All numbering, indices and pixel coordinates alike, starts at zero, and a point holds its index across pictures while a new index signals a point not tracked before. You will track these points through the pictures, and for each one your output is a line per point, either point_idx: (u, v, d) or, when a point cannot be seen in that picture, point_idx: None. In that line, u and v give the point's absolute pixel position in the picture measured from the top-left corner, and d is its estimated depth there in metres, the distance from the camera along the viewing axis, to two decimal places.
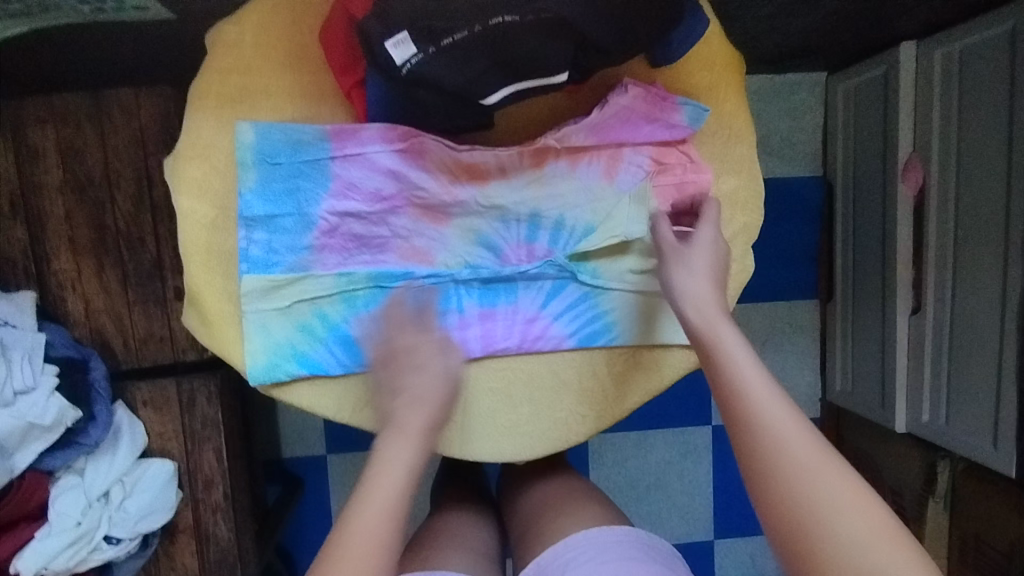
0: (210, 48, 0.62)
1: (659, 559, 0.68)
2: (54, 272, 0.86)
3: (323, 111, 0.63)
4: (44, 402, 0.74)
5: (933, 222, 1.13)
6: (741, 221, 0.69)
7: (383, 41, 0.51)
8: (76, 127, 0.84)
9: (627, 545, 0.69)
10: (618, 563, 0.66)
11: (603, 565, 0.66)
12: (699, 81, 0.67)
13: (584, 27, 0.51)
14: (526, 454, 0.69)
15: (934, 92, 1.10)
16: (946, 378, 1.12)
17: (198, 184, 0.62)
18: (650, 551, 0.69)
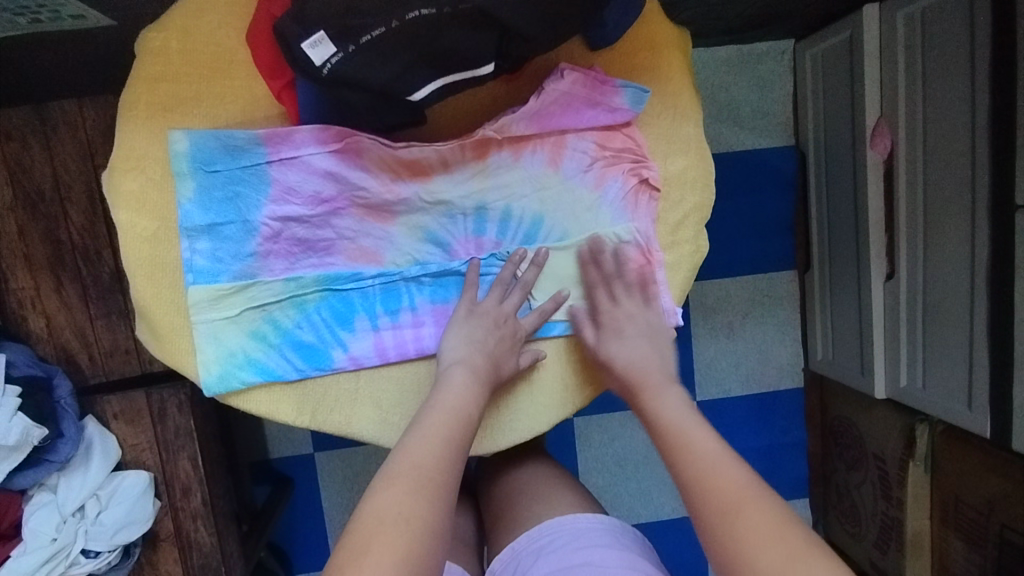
0: (137, 57, 0.61)
1: (630, 546, 0.69)
2: (13, 290, 0.85)
3: (258, 115, 0.62)
4: (7, 422, 0.73)
5: (902, 187, 1.12)
6: (693, 200, 0.68)
7: (301, 42, 0.50)
8: (22, 143, 0.83)
9: (599, 532, 0.70)
10: (589, 550, 0.67)
11: (576, 553, 0.67)
12: (640, 60, 0.65)
13: (506, 16, 0.50)
14: (487, 448, 0.68)
15: (898, 54, 1.08)
16: (921, 342, 1.12)
17: (136, 197, 0.62)
18: (621, 539, 0.69)
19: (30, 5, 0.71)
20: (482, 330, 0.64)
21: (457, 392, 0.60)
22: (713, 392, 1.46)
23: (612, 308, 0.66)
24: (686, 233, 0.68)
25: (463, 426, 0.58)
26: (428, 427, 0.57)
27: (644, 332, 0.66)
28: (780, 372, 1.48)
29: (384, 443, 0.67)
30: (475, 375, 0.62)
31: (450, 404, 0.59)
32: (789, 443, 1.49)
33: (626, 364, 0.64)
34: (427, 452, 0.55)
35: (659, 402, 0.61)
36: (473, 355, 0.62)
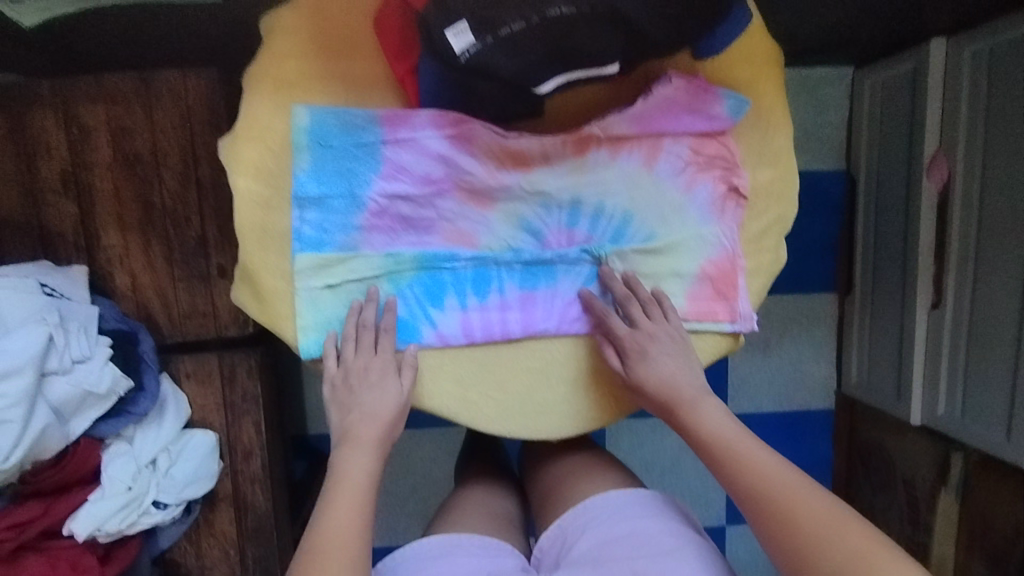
0: (268, 33, 0.64)
1: (674, 516, 0.72)
2: (103, 248, 0.89)
3: (375, 96, 0.65)
4: (99, 370, 0.77)
5: (956, 217, 1.14)
6: (776, 211, 0.71)
7: (443, 30, 0.53)
8: (125, 107, 0.86)
9: (643, 503, 0.73)
10: (634, 522, 0.70)
11: (621, 524, 0.70)
12: (739, 74, 0.68)
13: (637, 18, 0.53)
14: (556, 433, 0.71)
15: (963, 89, 1.11)
16: (963, 371, 1.14)
17: (255, 165, 0.65)
18: (665, 510, 0.72)
19: None
20: (360, 390, 0.65)
21: (360, 457, 0.62)
22: (745, 406, 1.47)
23: (635, 330, 0.67)
24: (768, 242, 0.71)
25: (369, 491, 0.60)
26: (341, 495, 0.59)
27: (669, 349, 0.67)
28: (811, 392, 1.49)
29: (461, 421, 0.70)
30: (353, 444, 0.63)
31: (349, 474, 0.61)
32: (815, 463, 1.51)
33: (661, 384, 0.66)
34: (343, 521, 0.57)
35: (698, 416, 0.64)
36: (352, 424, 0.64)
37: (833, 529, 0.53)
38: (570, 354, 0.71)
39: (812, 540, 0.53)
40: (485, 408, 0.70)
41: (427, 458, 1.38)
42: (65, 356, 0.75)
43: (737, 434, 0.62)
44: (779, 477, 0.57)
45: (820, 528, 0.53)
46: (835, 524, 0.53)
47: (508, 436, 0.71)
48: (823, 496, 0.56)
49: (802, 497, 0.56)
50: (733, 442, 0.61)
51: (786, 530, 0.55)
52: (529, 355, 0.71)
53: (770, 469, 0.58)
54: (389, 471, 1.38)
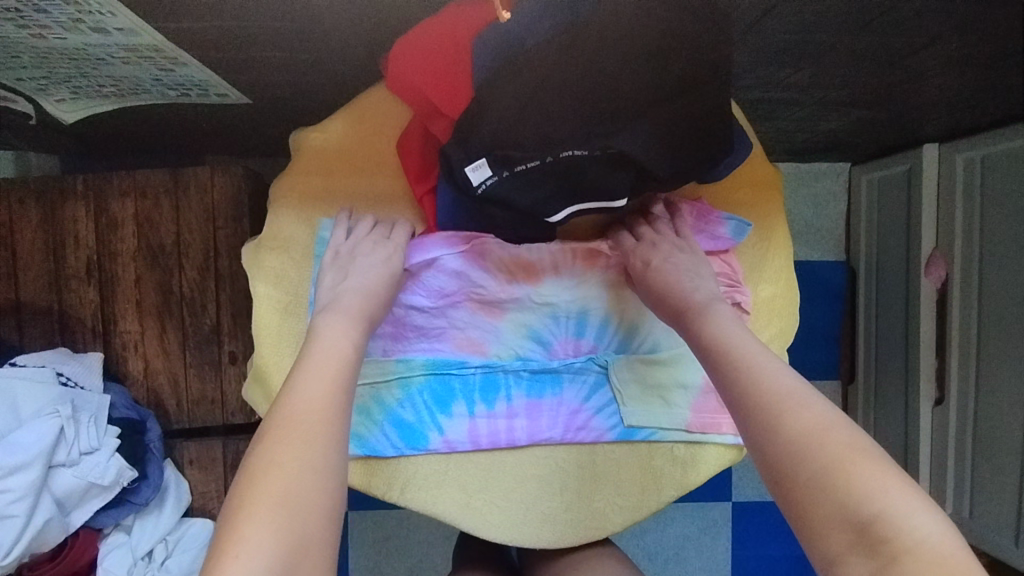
0: (296, 152, 0.68)
1: None
2: (120, 333, 0.91)
3: (394, 210, 0.68)
4: (105, 462, 0.77)
5: (955, 316, 1.16)
6: (779, 326, 0.72)
7: (463, 166, 0.57)
8: (153, 200, 0.90)
9: None
10: None
11: None
12: (740, 197, 0.72)
13: (646, 161, 0.56)
14: (555, 541, 0.71)
15: (957, 195, 1.15)
16: (969, 473, 1.13)
17: (275, 273, 0.68)
18: None
19: (186, 84, 0.83)
20: (364, 260, 0.64)
21: (345, 327, 0.59)
22: (749, 495, 1.44)
23: (640, 244, 0.68)
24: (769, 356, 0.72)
25: (351, 362, 0.57)
26: (322, 359, 0.56)
27: (677, 257, 0.66)
28: None
29: (464, 527, 0.70)
30: (337, 316, 0.60)
31: (325, 347, 0.57)
32: None
33: (675, 283, 0.64)
34: (323, 387, 0.53)
35: (703, 318, 0.60)
36: (343, 298, 0.61)
37: (821, 437, 0.47)
38: (574, 462, 0.72)
39: (799, 436, 0.47)
40: (488, 514, 0.70)
41: (426, 540, 1.35)
42: (74, 448, 0.75)
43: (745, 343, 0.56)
44: (773, 383, 0.52)
45: (806, 433, 0.47)
46: (823, 434, 0.47)
47: (511, 544, 0.71)
48: (824, 404, 0.49)
49: (795, 406, 0.49)
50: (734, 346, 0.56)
51: (776, 423, 0.49)
52: (533, 462, 0.71)
53: (767, 378, 0.52)
54: (386, 553, 1.35)
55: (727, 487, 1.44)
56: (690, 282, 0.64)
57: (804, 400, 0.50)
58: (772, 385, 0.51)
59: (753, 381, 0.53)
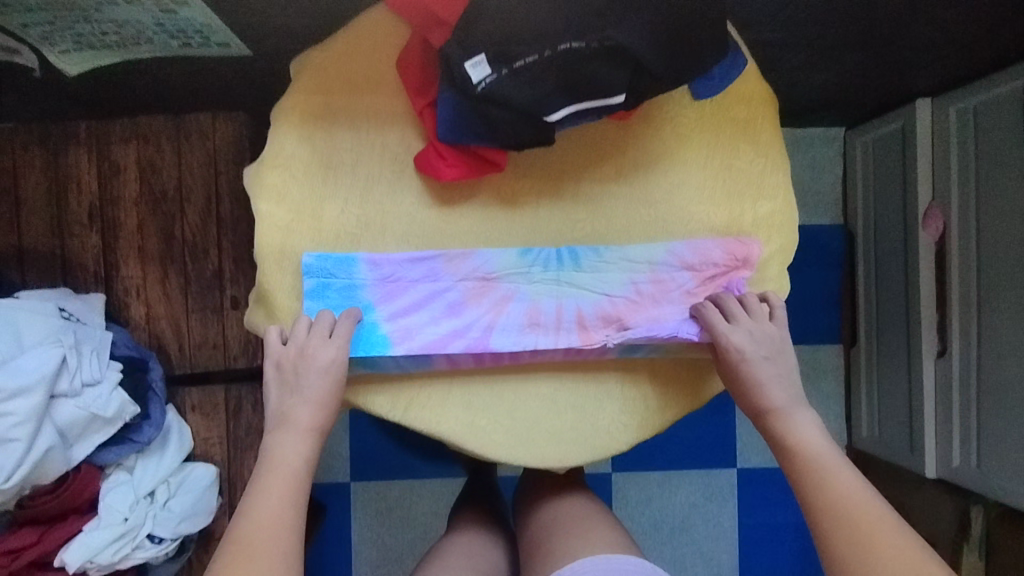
0: (297, 73, 0.69)
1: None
2: (122, 279, 0.91)
3: (395, 128, 0.69)
4: (108, 394, 0.77)
5: (955, 265, 1.16)
6: (778, 242, 0.73)
7: (463, 62, 0.58)
8: (155, 146, 0.91)
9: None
10: None
11: None
12: (736, 113, 0.72)
13: (643, 54, 0.57)
14: (561, 461, 0.71)
15: (951, 144, 1.16)
16: (976, 420, 1.12)
17: (277, 191, 0.68)
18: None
19: (187, 30, 0.84)
20: (308, 372, 0.64)
21: (296, 440, 0.62)
22: (755, 461, 1.43)
23: (729, 330, 0.67)
24: (770, 273, 0.73)
25: (304, 478, 0.60)
26: (275, 478, 0.59)
27: (763, 343, 0.67)
28: None
29: (469, 447, 0.70)
30: (290, 433, 0.62)
31: (285, 464, 0.60)
32: None
33: (758, 385, 0.66)
34: (275, 508, 0.57)
35: (788, 423, 0.64)
36: (300, 413, 0.63)
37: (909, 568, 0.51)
38: (577, 380, 0.72)
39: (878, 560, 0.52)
40: (492, 433, 0.70)
41: (428, 509, 1.34)
42: (76, 377, 0.75)
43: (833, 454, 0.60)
44: (862, 504, 0.56)
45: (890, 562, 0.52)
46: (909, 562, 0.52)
47: (516, 464, 0.71)
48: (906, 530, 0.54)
49: (876, 529, 0.54)
50: (822, 456, 0.61)
51: (853, 541, 0.54)
52: (537, 381, 0.71)
53: (854, 491, 0.57)
54: (388, 523, 1.33)
55: (732, 453, 1.43)
56: (769, 376, 0.66)
57: (884, 524, 0.54)
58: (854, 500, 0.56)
59: (835, 496, 0.57)
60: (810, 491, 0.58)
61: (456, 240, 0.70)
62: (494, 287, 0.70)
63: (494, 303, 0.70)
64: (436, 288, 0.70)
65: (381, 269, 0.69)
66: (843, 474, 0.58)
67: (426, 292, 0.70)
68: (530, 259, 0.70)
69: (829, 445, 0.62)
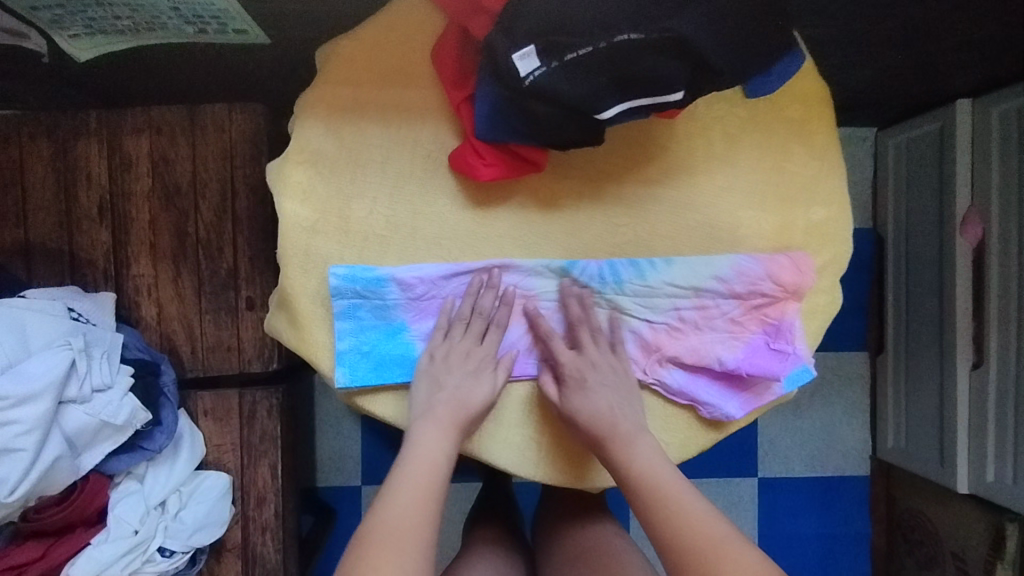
0: (324, 62, 0.65)
1: None
2: (132, 277, 0.87)
3: (428, 124, 0.65)
4: (118, 401, 0.73)
5: (994, 273, 1.12)
6: (829, 251, 0.69)
7: (510, 53, 0.54)
8: (169, 138, 0.87)
9: None
10: None
11: None
12: (790, 113, 0.68)
13: (704, 47, 0.53)
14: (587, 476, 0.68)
15: (993, 147, 1.11)
16: (1014, 434, 1.08)
17: (302, 189, 0.64)
18: None
19: (204, 16, 0.79)
20: (456, 374, 0.63)
21: (436, 439, 0.61)
22: (777, 471, 1.41)
23: (575, 358, 0.65)
24: (823, 282, 0.69)
25: (442, 477, 0.60)
26: (414, 474, 0.59)
27: (610, 381, 0.65)
28: (846, 455, 1.43)
29: (501, 464, 0.67)
30: (440, 429, 0.62)
31: (427, 457, 0.60)
32: (851, 534, 1.42)
33: (592, 416, 0.63)
34: (415, 505, 0.57)
35: (631, 452, 0.61)
36: (446, 410, 0.62)
37: None
38: None
39: None
40: (525, 450, 0.67)
41: (441, 516, 1.30)
42: (85, 383, 0.71)
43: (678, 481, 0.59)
44: (709, 534, 0.55)
45: None
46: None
47: (551, 481, 0.68)
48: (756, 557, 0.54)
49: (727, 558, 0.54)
50: (665, 488, 0.59)
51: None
52: None
53: (701, 523, 0.56)
54: None
55: (753, 461, 1.41)
56: (614, 408, 0.64)
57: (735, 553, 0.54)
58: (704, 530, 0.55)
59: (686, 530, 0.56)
60: (658, 527, 0.57)
61: (491, 244, 0.66)
62: (532, 307, 0.67)
63: (530, 325, 0.67)
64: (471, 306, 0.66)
65: (413, 286, 0.65)
66: (695, 506, 0.57)
67: (461, 310, 0.66)
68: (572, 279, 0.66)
69: (670, 471, 0.60)
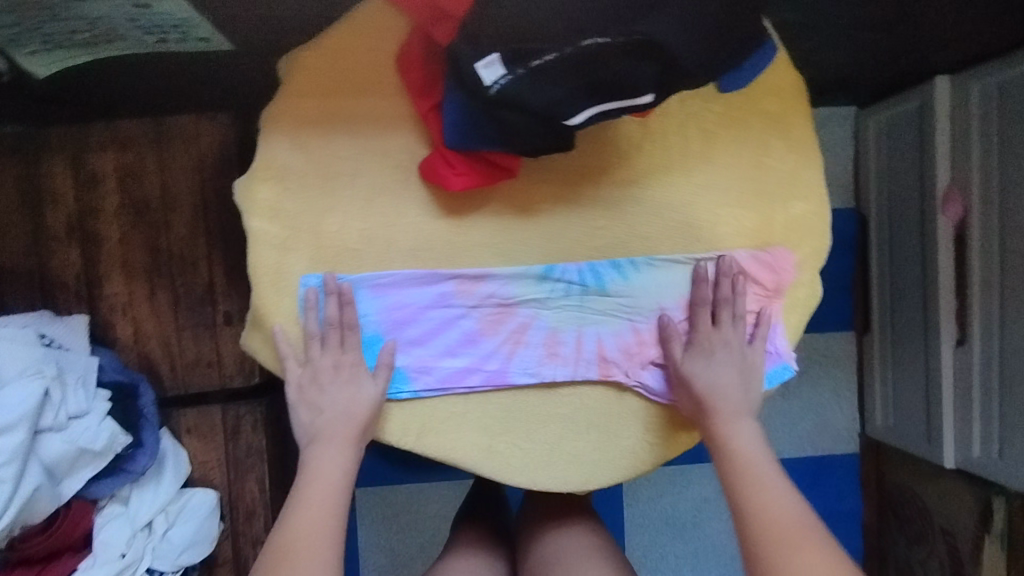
0: (285, 72, 0.63)
1: None
2: (106, 297, 0.85)
3: (396, 134, 0.63)
4: (96, 426, 0.72)
5: (976, 251, 1.12)
6: (810, 245, 0.68)
7: (475, 63, 0.52)
8: (136, 153, 0.85)
9: None
10: None
11: None
12: (765, 107, 0.67)
13: (675, 49, 0.51)
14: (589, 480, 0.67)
15: (974, 124, 1.11)
16: (998, 411, 1.09)
17: (271, 206, 0.63)
18: None
19: (163, 25, 0.76)
20: (328, 391, 0.62)
21: (333, 454, 0.61)
22: None
23: (710, 330, 0.65)
24: (803, 277, 0.68)
25: (339, 490, 0.59)
26: (314, 489, 0.59)
27: (733, 360, 0.65)
28: (834, 434, 1.44)
29: (486, 473, 0.66)
30: (330, 445, 0.61)
31: (325, 474, 0.60)
32: (841, 512, 1.44)
33: (709, 388, 0.64)
34: (313, 520, 0.57)
35: (733, 431, 0.62)
36: (337, 424, 0.62)
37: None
38: (599, 400, 0.67)
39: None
40: (510, 457, 0.66)
41: (435, 515, 1.31)
42: (61, 411, 0.71)
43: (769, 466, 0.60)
44: (791, 520, 0.55)
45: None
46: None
47: (538, 487, 0.67)
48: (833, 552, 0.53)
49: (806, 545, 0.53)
50: (759, 470, 0.59)
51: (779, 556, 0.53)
52: (557, 402, 0.67)
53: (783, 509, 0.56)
54: (395, 530, 1.30)
55: None
56: (727, 386, 0.64)
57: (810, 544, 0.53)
58: (787, 517, 0.55)
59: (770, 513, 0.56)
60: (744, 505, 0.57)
61: (468, 254, 0.64)
62: (512, 315, 0.66)
63: (511, 333, 0.65)
64: (448, 316, 0.65)
65: (390, 297, 0.64)
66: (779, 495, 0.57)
67: (439, 320, 0.65)
68: (549, 284, 0.65)
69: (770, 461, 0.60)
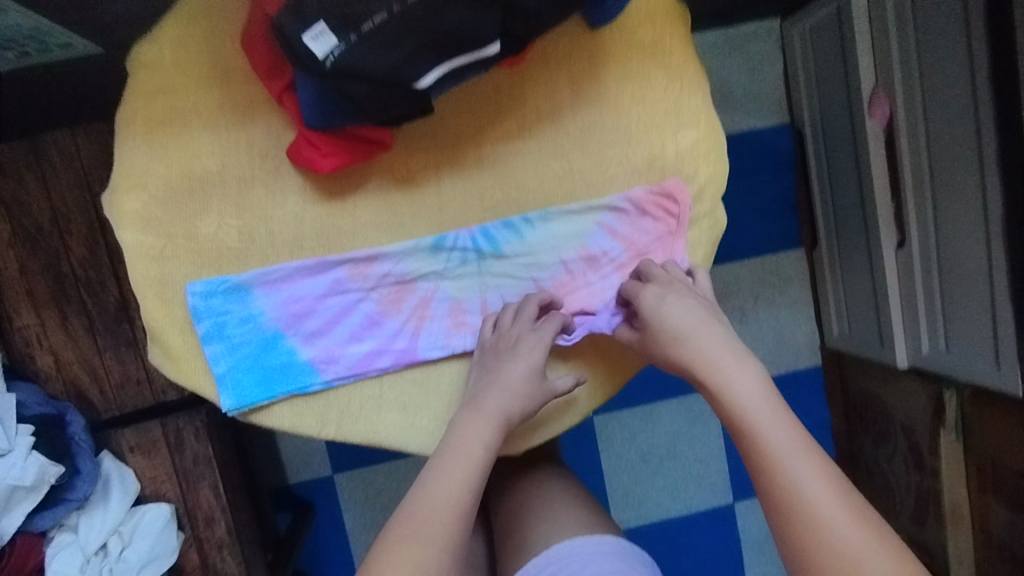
0: (131, 72, 0.60)
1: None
2: (18, 329, 0.83)
3: (258, 122, 0.60)
4: (22, 463, 0.72)
5: (906, 149, 1.10)
6: (706, 173, 0.66)
7: (301, 35, 0.49)
8: (17, 178, 0.80)
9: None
10: None
11: None
12: (640, 37, 0.64)
13: None
14: (536, 437, 0.67)
15: (889, 20, 1.07)
16: (941, 306, 1.10)
17: (140, 216, 0.60)
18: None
19: (16, 38, 0.71)
20: (481, 365, 0.63)
21: (477, 427, 0.60)
22: None
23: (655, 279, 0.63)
24: (703, 207, 0.66)
25: (479, 464, 0.59)
26: (455, 455, 0.59)
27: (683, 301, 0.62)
28: (797, 350, 1.46)
29: (412, 449, 0.65)
30: (481, 415, 0.61)
31: (462, 444, 0.60)
32: (814, 424, 1.47)
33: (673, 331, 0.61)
34: (452, 490, 0.57)
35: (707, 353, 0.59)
36: (488, 395, 0.61)
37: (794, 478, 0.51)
38: None
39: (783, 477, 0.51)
40: (432, 430, 0.65)
41: None
42: None
43: (793, 440, 0.52)
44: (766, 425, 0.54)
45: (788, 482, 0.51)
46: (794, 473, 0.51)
47: None
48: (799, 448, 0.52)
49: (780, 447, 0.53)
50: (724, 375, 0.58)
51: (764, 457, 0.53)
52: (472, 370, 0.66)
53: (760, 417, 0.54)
54: (380, 507, 1.27)
55: None
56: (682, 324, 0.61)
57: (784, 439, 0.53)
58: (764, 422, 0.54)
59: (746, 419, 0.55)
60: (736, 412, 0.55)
61: (354, 234, 0.63)
62: (412, 290, 0.64)
63: (414, 309, 0.64)
64: (347, 302, 0.63)
65: (282, 292, 0.62)
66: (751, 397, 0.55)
67: (338, 307, 0.63)
68: (444, 253, 0.64)
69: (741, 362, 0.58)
